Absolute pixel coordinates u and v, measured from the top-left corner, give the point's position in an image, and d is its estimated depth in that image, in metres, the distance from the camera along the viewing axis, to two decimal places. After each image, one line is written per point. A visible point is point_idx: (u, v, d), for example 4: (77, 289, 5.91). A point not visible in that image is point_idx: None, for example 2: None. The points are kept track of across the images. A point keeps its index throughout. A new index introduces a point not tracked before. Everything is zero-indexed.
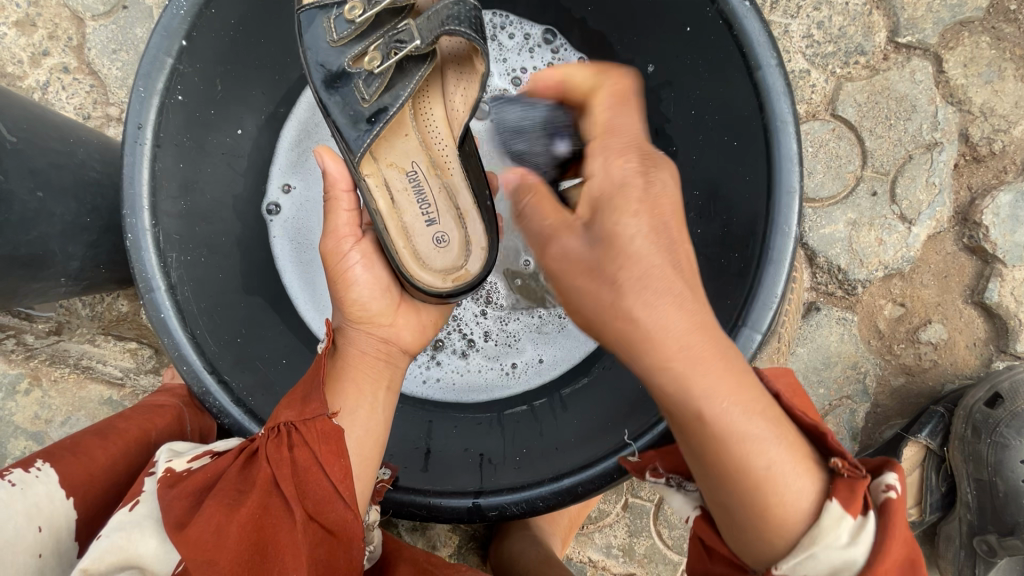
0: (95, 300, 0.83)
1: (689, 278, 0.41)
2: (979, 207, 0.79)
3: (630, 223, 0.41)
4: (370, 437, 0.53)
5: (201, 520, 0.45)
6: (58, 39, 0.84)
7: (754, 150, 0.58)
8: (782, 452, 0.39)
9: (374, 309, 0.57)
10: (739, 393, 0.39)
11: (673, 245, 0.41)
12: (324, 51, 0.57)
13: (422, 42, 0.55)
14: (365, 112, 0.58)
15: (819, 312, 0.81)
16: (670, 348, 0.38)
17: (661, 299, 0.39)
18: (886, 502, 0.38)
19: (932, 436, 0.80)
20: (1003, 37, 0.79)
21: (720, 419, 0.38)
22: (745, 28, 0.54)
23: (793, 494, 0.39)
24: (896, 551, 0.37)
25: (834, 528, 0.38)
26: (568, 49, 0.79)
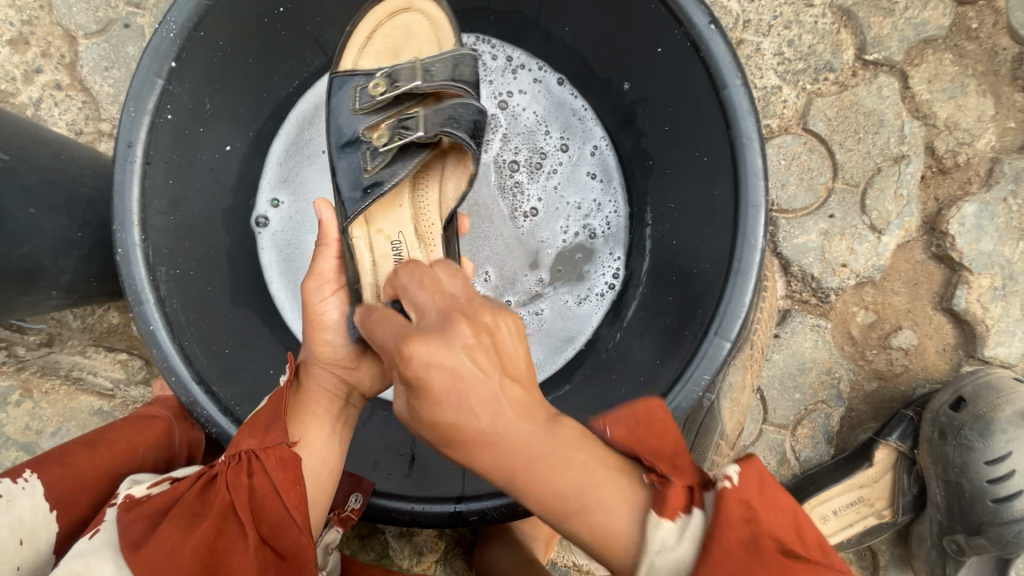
0: (86, 313, 0.83)
1: (488, 377, 0.39)
2: (946, 216, 0.82)
3: (429, 358, 0.39)
4: (325, 467, 0.55)
5: (155, 544, 0.46)
6: (52, 57, 0.86)
7: (722, 166, 0.60)
8: (608, 497, 0.40)
9: (343, 351, 0.59)
10: (558, 469, 0.39)
11: (467, 371, 0.39)
12: (347, 116, 0.62)
13: (425, 133, 0.57)
14: (363, 180, 0.61)
15: (794, 319, 0.84)
16: (491, 447, 0.39)
17: (456, 412, 0.39)
18: (721, 492, 0.39)
19: (902, 439, 0.83)
20: (965, 54, 0.82)
21: (541, 493, 0.39)
22: (711, 51, 0.57)
23: (624, 523, 0.39)
24: (733, 530, 0.37)
25: (660, 534, 0.38)
26: (547, 70, 0.83)
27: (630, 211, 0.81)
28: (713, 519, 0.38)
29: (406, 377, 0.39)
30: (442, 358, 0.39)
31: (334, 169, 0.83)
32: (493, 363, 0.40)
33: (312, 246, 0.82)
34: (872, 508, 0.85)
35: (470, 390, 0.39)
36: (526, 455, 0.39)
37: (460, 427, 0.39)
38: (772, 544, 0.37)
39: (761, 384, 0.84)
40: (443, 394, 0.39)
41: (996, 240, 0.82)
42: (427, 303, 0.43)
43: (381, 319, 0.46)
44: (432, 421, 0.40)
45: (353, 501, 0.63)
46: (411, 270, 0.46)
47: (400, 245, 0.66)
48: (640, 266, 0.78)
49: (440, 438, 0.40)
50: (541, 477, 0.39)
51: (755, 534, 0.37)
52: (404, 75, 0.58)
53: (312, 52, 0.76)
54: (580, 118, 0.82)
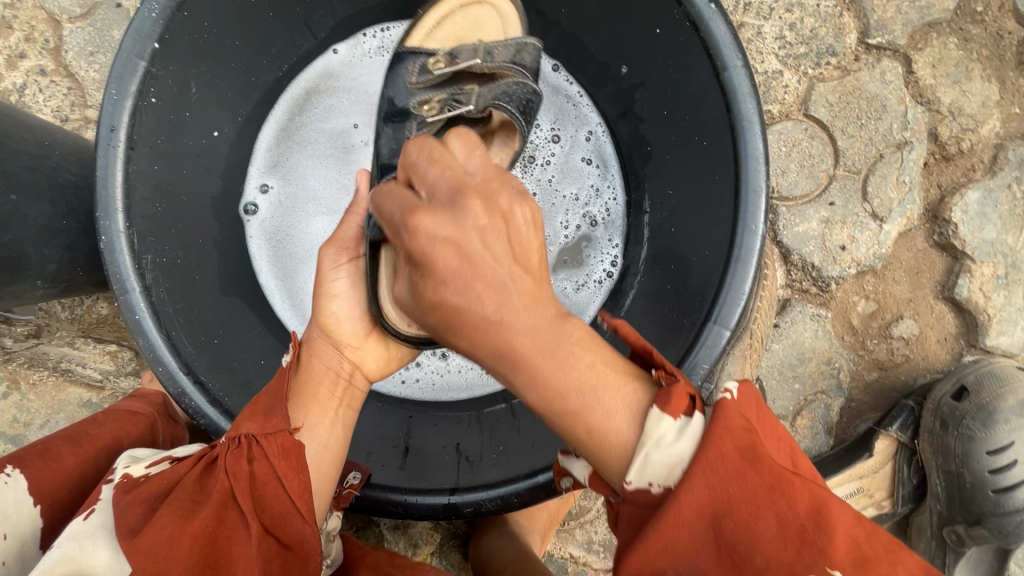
0: (74, 304, 0.83)
1: (495, 255, 0.39)
2: (948, 204, 0.81)
3: (432, 225, 0.39)
4: (330, 450, 0.54)
5: (154, 530, 0.44)
6: (35, 42, 0.84)
7: (721, 151, 0.59)
8: (609, 399, 0.39)
9: (347, 326, 0.58)
10: (564, 365, 0.39)
11: (477, 249, 0.39)
12: (399, 88, 0.60)
13: (476, 106, 0.56)
14: (404, 148, 0.58)
15: (794, 308, 0.82)
16: (491, 328, 0.39)
17: (462, 296, 0.39)
18: (721, 400, 0.39)
19: (902, 429, 0.82)
20: (970, 38, 0.80)
21: (540, 390, 0.39)
22: (711, 30, 0.55)
23: (622, 424, 0.39)
24: (728, 436, 0.37)
25: (658, 427, 0.38)
26: (542, 55, 0.81)
27: (627, 199, 0.79)
28: (713, 421, 0.38)
29: (414, 256, 0.40)
30: (450, 233, 0.39)
31: (327, 158, 0.81)
32: (503, 247, 0.40)
33: (305, 233, 0.81)
34: (872, 499, 0.85)
35: (476, 277, 0.39)
36: (530, 348, 0.39)
37: (459, 310, 0.39)
38: (770, 459, 0.37)
39: (760, 374, 0.83)
40: (447, 270, 0.39)
41: (999, 228, 0.81)
42: (439, 180, 0.41)
43: (386, 191, 0.43)
44: (436, 302, 0.40)
45: (353, 477, 0.61)
46: (421, 143, 0.43)
47: None
48: (637, 255, 0.76)
49: (441, 321, 0.41)
50: (545, 372, 0.39)
51: (751, 445, 0.37)
52: (466, 54, 0.56)
53: (302, 35, 0.74)
54: (575, 105, 0.81)
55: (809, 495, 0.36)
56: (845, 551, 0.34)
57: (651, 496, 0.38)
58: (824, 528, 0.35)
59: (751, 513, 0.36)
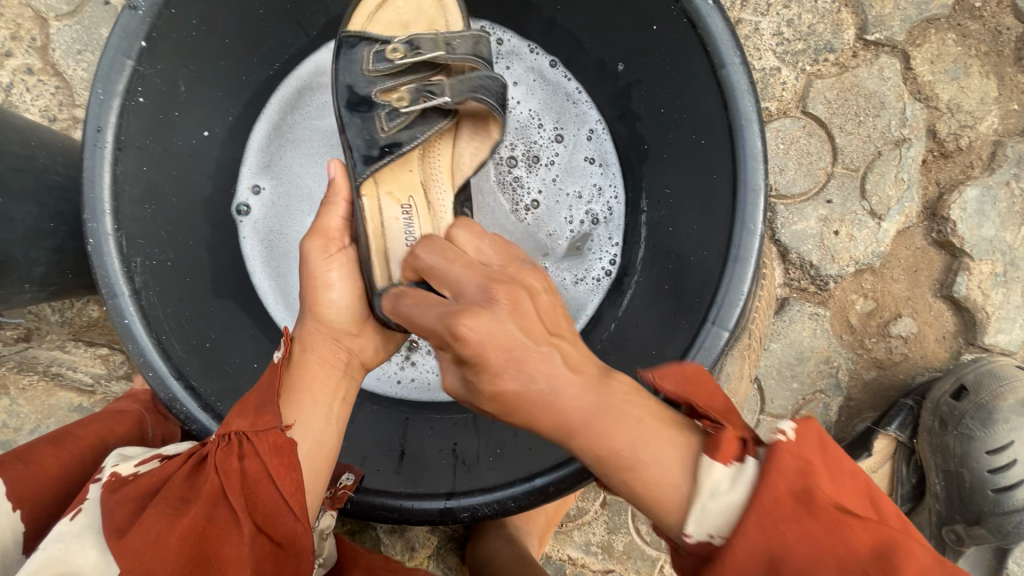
0: (65, 306, 0.81)
1: (529, 328, 0.42)
2: (947, 202, 0.80)
3: (474, 326, 0.41)
4: (323, 446, 0.53)
5: (141, 529, 0.43)
6: (22, 40, 0.82)
7: (719, 150, 0.58)
8: (663, 454, 0.39)
9: (346, 316, 0.59)
10: (615, 425, 0.40)
11: (522, 330, 0.42)
12: (355, 76, 0.58)
13: (451, 99, 0.57)
14: (378, 140, 0.58)
15: (792, 307, 0.82)
16: (545, 405, 0.41)
17: (518, 381, 0.41)
18: (773, 444, 0.38)
19: (901, 428, 0.81)
20: (969, 34, 0.80)
21: (597, 451, 0.40)
22: (708, 27, 0.55)
23: (676, 476, 0.39)
24: (783, 482, 0.37)
25: (712, 475, 0.38)
26: (540, 51, 0.80)
27: (627, 197, 0.78)
28: (766, 465, 0.37)
29: (466, 358, 0.42)
30: (495, 334, 0.41)
31: (313, 150, 0.80)
32: (537, 326, 0.43)
33: (298, 235, 0.80)
34: None
35: (528, 360, 0.41)
36: (581, 418, 0.40)
37: (510, 393, 0.41)
38: (826, 499, 0.36)
39: (758, 374, 0.82)
40: (500, 360, 0.41)
41: (998, 226, 0.80)
42: (466, 281, 0.46)
43: (415, 307, 0.48)
44: (496, 393, 0.42)
45: (346, 478, 0.60)
46: (432, 245, 0.51)
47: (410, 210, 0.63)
48: (635, 255, 0.76)
49: (501, 408, 0.42)
50: (601, 433, 0.40)
51: (807, 486, 0.37)
52: (426, 45, 0.57)
53: (293, 32, 0.73)
54: (575, 102, 0.80)
55: (871, 537, 0.35)
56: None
57: (712, 548, 0.37)
58: (890, 569, 0.34)
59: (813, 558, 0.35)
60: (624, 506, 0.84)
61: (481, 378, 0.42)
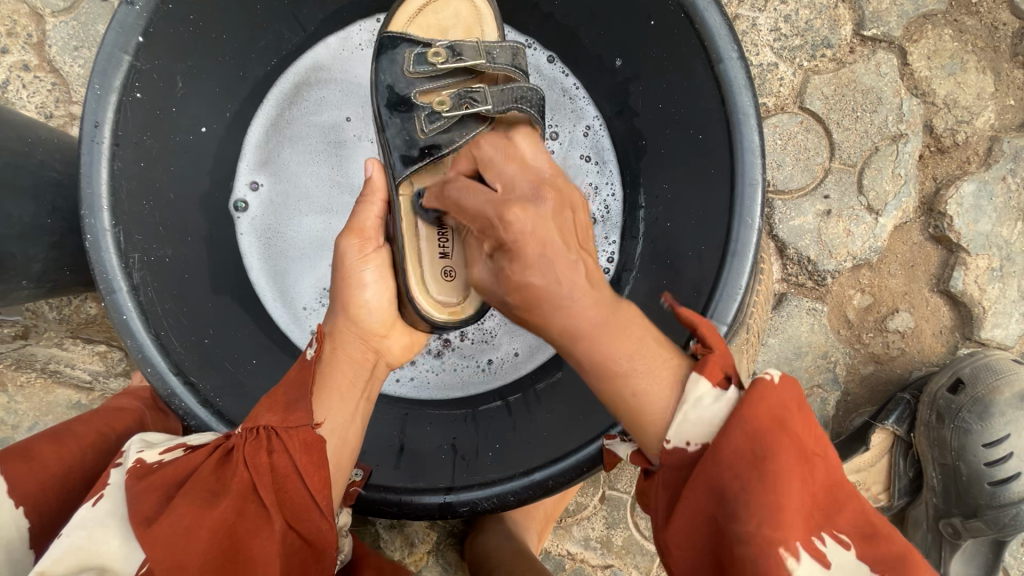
0: (62, 304, 0.83)
1: (563, 233, 0.49)
2: (944, 197, 0.80)
3: (523, 219, 0.47)
4: (348, 446, 0.52)
5: (173, 520, 0.43)
6: (18, 36, 0.82)
7: (716, 145, 0.58)
8: (654, 370, 0.45)
9: (376, 316, 0.58)
10: (617, 335, 0.46)
11: (561, 231, 0.49)
12: (396, 77, 0.57)
13: (494, 105, 0.55)
14: (417, 142, 0.56)
15: (790, 302, 0.82)
16: (566, 302, 0.46)
17: (547, 279, 0.47)
18: (762, 380, 0.42)
19: (898, 422, 0.82)
20: (965, 29, 0.80)
21: (595, 356, 0.46)
22: (705, 21, 0.55)
23: (662, 391, 0.44)
24: (764, 408, 0.40)
25: (698, 390, 0.42)
26: (537, 47, 0.80)
27: (625, 194, 0.78)
28: (748, 393, 0.41)
29: (505, 245, 0.47)
30: (536, 227, 0.47)
31: (320, 151, 0.80)
32: (568, 230, 0.49)
33: (295, 232, 0.80)
34: (868, 493, 0.86)
35: (558, 263, 0.47)
36: (590, 326, 0.46)
37: (539, 288, 0.47)
38: (801, 436, 0.41)
39: (756, 369, 0.82)
40: (537, 247, 0.47)
41: (994, 220, 0.81)
42: (514, 174, 0.52)
43: (460, 188, 0.51)
44: (523, 286, 0.47)
45: (354, 474, 0.59)
46: (494, 139, 0.55)
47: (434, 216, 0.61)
48: (632, 251, 0.76)
49: (523, 301, 0.48)
50: (606, 340, 0.46)
51: (785, 417, 0.41)
52: (469, 51, 0.56)
53: (291, 28, 0.73)
54: (572, 98, 0.80)
55: (825, 473, 0.41)
56: (849, 522, 0.40)
57: (688, 457, 0.42)
58: (831, 501, 0.40)
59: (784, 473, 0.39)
60: (623, 501, 0.84)
61: (519, 266, 0.47)
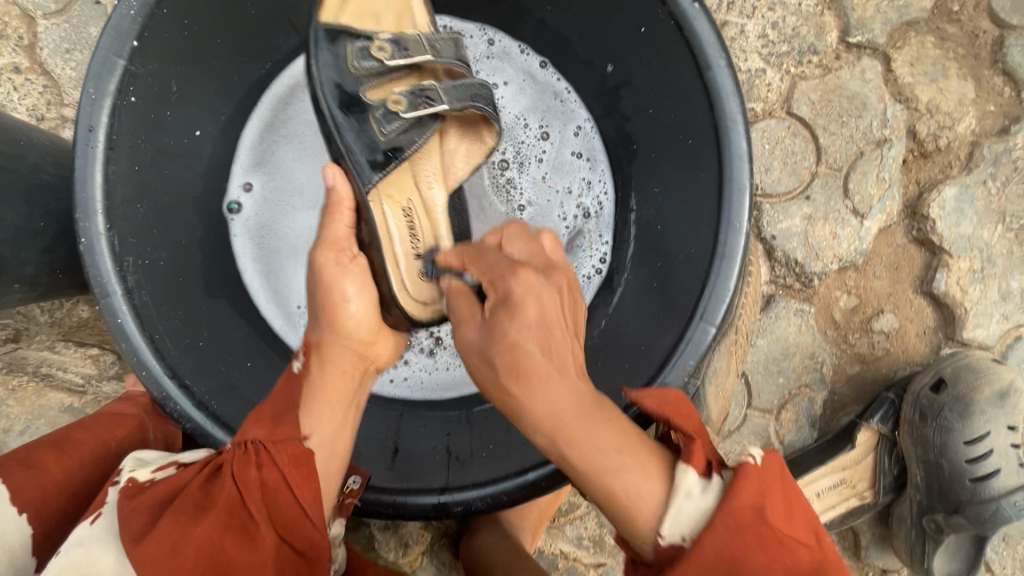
0: (54, 307, 0.80)
1: (559, 313, 0.50)
2: (927, 200, 0.82)
3: (529, 280, 0.50)
4: (337, 456, 0.53)
5: (158, 538, 0.42)
6: (8, 39, 0.81)
7: (705, 151, 0.60)
8: (643, 466, 0.42)
9: (365, 328, 0.59)
10: (602, 428, 0.43)
11: (558, 300, 0.50)
12: (340, 73, 0.56)
13: (450, 105, 0.58)
14: (379, 145, 0.57)
15: (778, 304, 0.84)
16: (554, 391, 0.44)
17: (538, 355, 0.46)
18: (743, 467, 0.41)
19: (883, 421, 0.83)
20: (947, 37, 0.82)
21: (579, 452, 0.42)
22: (694, 30, 0.56)
23: (651, 489, 0.41)
24: (744, 496, 0.40)
25: (688, 480, 0.41)
26: (529, 52, 0.81)
27: (616, 194, 0.79)
28: (733, 480, 0.40)
29: (505, 301, 0.49)
30: (539, 295, 0.49)
31: (313, 147, 0.81)
32: (563, 312, 0.50)
33: (288, 231, 0.80)
34: (855, 490, 0.85)
35: (550, 336, 0.47)
36: (573, 411, 0.43)
37: (529, 359, 0.45)
38: (780, 522, 0.40)
39: (745, 369, 0.84)
40: (532, 314, 0.47)
41: (975, 223, 0.83)
42: (525, 258, 0.56)
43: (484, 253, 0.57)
44: (512, 346, 0.46)
45: (352, 482, 0.61)
46: (520, 234, 0.59)
47: (410, 210, 0.66)
48: (625, 255, 0.76)
49: (511, 369, 0.46)
50: (583, 433, 0.42)
51: (765, 506, 0.40)
52: (415, 47, 0.58)
53: (284, 33, 0.73)
54: (562, 101, 0.81)
55: (809, 553, 0.40)
56: None
57: (680, 550, 0.39)
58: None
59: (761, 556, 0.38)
60: None
61: (507, 319, 0.48)
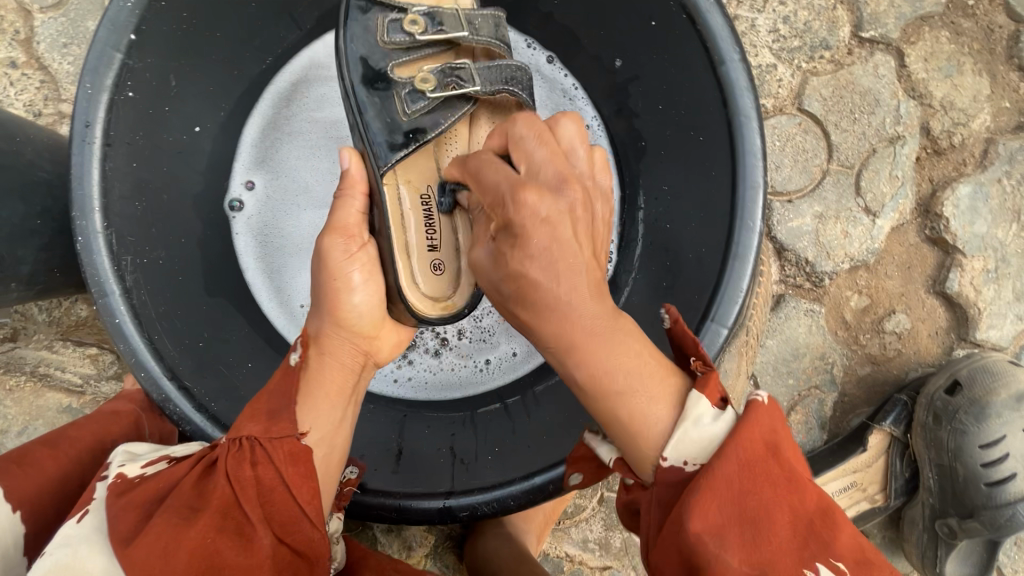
0: (53, 305, 0.79)
1: (578, 225, 0.44)
2: (940, 198, 0.81)
3: (538, 202, 0.42)
4: (336, 453, 0.52)
5: (148, 540, 0.41)
6: (4, 33, 0.80)
7: (718, 148, 0.58)
8: (653, 389, 0.41)
9: (366, 320, 0.57)
10: (614, 351, 0.42)
11: (574, 217, 0.44)
12: (370, 49, 0.55)
13: (482, 88, 0.56)
14: (400, 124, 0.55)
15: (788, 304, 0.82)
16: (569, 317, 0.42)
17: (546, 275, 0.42)
18: (755, 401, 0.40)
19: (896, 424, 0.82)
20: (962, 32, 0.80)
21: (589, 369, 0.42)
22: (707, 23, 0.55)
23: (658, 412, 0.41)
24: (755, 430, 0.39)
25: (698, 408, 0.40)
26: (537, 47, 0.79)
27: (623, 193, 0.78)
28: (745, 413, 0.40)
29: (512, 227, 0.43)
30: (549, 216, 0.43)
31: (319, 147, 0.80)
32: (582, 231, 0.44)
33: (290, 231, 0.79)
34: (865, 493, 0.85)
35: (563, 256, 0.42)
36: (586, 327, 0.42)
37: (540, 283, 0.42)
38: (791, 461, 0.39)
39: (754, 370, 0.82)
40: (542, 238, 0.42)
41: (990, 222, 0.81)
42: (543, 160, 0.45)
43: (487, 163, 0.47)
44: (520, 273, 0.43)
45: (348, 472, 0.59)
46: (532, 121, 0.46)
47: (428, 200, 0.62)
48: (632, 255, 0.75)
49: (517, 292, 0.43)
50: (597, 354, 0.42)
51: (775, 441, 0.39)
52: (450, 21, 0.56)
53: (286, 26, 0.71)
54: (570, 99, 0.79)
55: (820, 498, 0.39)
56: (851, 547, 0.36)
57: (685, 476, 0.39)
58: (832, 525, 0.37)
59: (770, 492, 0.37)
60: None
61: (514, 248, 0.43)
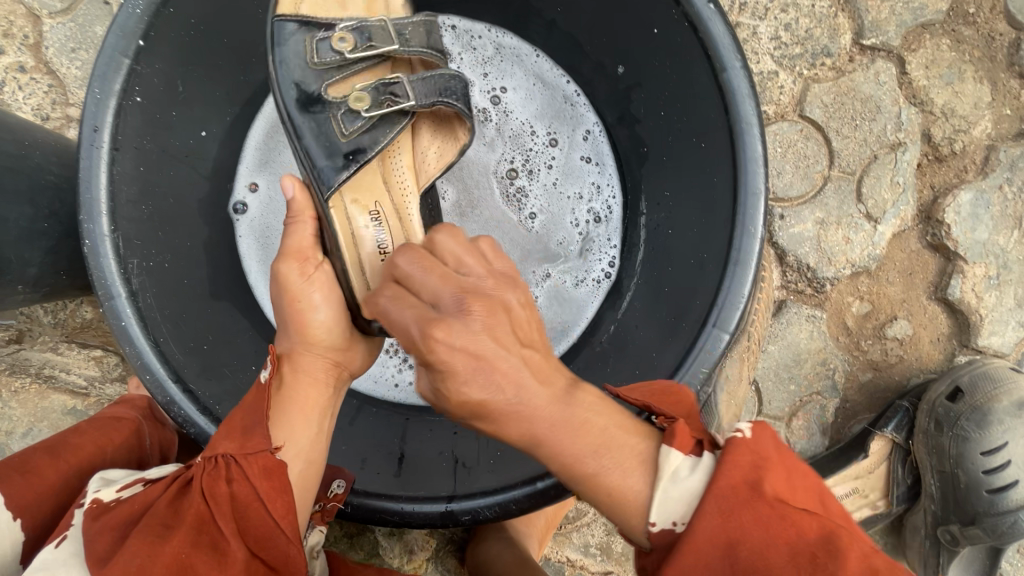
0: (57, 308, 0.79)
1: (502, 339, 0.40)
2: (942, 205, 0.81)
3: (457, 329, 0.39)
4: (313, 464, 0.52)
5: (121, 560, 0.41)
6: (13, 37, 0.81)
7: (720, 154, 0.58)
8: (626, 463, 0.41)
9: (335, 332, 0.56)
10: (575, 435, 0.41)
11: (499, 335, 0.40)
12: (300, 71, 0.53)
13: (416, 103, 0.54)
14: (339, 147, 0.54)
15: (789, 309, 0.82)
16: (532, 420, 0.41)
17: (485, 390, 0.40)
18: (732, 438, 0.42)
19: (897, 429, 0.82)
20: (963, 39, 0.81)
21: (564, 462, 0.41)
22: (710, 30, 0.55)
23: (638, 482, 0.40)
24: (734, 471, 0.40)
25: (675, 463, 0.41)
26: (542, 55, 0.80)
27: (626, 198, 0.79)
28: (722, 457, 0.40)
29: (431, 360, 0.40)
30: (466, 342, 0.39)
31: None
32: (510, 336, 0.41)
33: None
34: (867, 499, 0.86)
35: (496, 367, 0.40)
36: (548, 427, 0.41)
37: (489, 403, 0.40)
38: (777, 493, 0.39)
39: (756, 377, 0.82)
40: (469, 363, 0.39)
41: (991, 229, 0.81)
42: (436, 285, 0.43)
43: (391, 298, 0.44)
44: (461, 398, 0.40)
45: (336, 488, 0.61)
46: (410, 252, 0.45)
47: (378, 214, 0.61)
48: (635, 259, 0.75)
49: (467, 412, 0.41)
50: (564, 446, 0.41)
51: (759, 478, 0.39)
52: (379, 35, 0.54)
53: None
54: (572, 105, 0.80)
55: (816, 525, 0.38)
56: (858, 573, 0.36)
57: (674, 537, 0.39)
58: (834, 554, 0.37)
59: (762, 535, 0.38)
60: None
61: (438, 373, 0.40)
